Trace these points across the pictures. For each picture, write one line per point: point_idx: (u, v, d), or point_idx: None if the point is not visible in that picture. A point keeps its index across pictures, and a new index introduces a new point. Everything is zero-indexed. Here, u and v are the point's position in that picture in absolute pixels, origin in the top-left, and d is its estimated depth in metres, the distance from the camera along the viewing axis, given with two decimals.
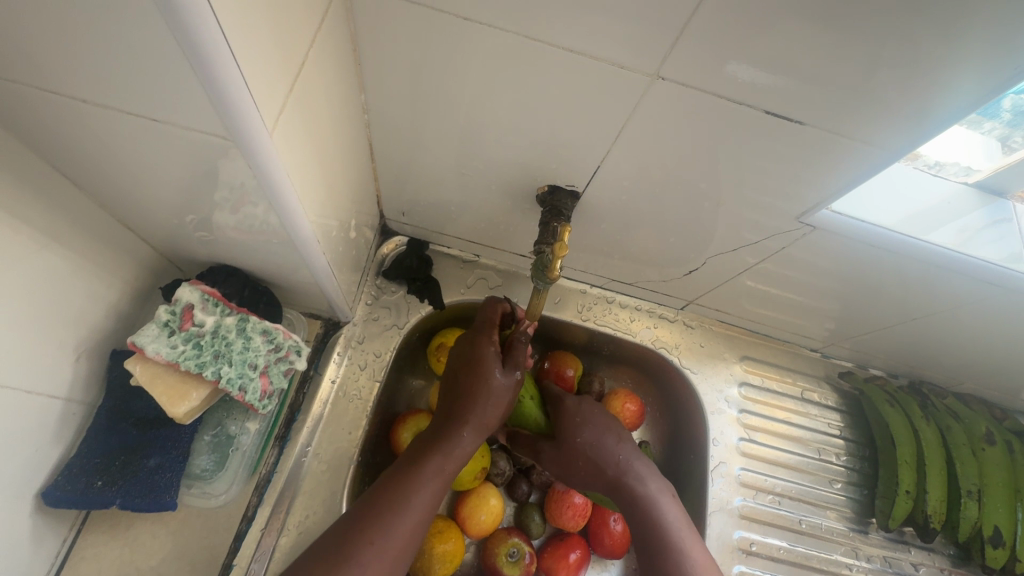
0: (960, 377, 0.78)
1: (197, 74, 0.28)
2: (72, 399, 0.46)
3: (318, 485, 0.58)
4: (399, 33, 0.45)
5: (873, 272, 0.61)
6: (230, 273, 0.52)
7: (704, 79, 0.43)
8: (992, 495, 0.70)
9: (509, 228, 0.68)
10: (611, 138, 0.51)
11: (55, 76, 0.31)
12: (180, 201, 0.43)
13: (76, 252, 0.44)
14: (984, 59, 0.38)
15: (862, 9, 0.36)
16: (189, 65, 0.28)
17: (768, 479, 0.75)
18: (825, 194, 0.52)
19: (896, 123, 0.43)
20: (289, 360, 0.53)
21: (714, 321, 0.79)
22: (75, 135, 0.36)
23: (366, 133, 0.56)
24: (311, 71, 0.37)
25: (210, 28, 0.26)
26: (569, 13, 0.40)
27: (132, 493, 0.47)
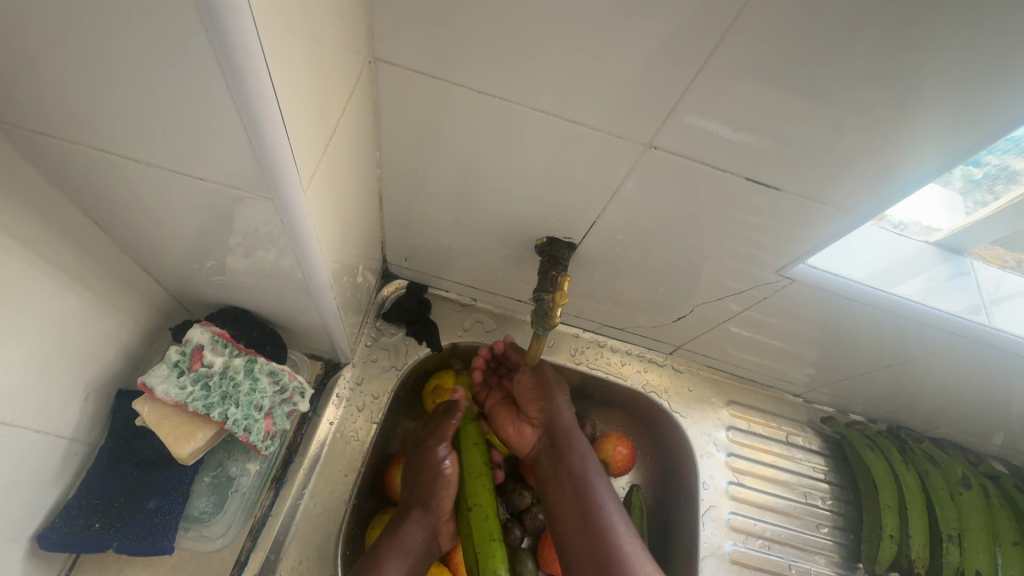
0: (935, 423, 0.81)
1: (249, 140, 0.31)
2: (76, 439, 0.46)
3: (312, 529, 0.58)
4: (415, 99, 0.49)
5: (849, 322, 0.65)
6: (239, 315, 0.54)
7: (691, 146, 0.48)
8: (972, 540, 0.72)
9: (507, 274, 0.71)
10: (606, 195, 0.55)
11: (107, 136, 0.34)
12: (204, 248, 0.45)
13: (96, 293, 0.46)
14: (935, 139, 0.43)
15: (827, 92, 0.41)
16: (244, 133, 0.31)
17: (757, 523, 0.76)
18: (801, 250, 0.56)
19: (862, 189, 0.48)
20: (292, 402, 0.54)
21: (701, 366, 0.82)
22: (114, 186, 0.39)
23: (377, 185, 0.60)
24: (340, 134, 0.41)
25: (272, 113, 0.29)
26: (571, 88, 0.45)
27: (129, 535, 0.46)
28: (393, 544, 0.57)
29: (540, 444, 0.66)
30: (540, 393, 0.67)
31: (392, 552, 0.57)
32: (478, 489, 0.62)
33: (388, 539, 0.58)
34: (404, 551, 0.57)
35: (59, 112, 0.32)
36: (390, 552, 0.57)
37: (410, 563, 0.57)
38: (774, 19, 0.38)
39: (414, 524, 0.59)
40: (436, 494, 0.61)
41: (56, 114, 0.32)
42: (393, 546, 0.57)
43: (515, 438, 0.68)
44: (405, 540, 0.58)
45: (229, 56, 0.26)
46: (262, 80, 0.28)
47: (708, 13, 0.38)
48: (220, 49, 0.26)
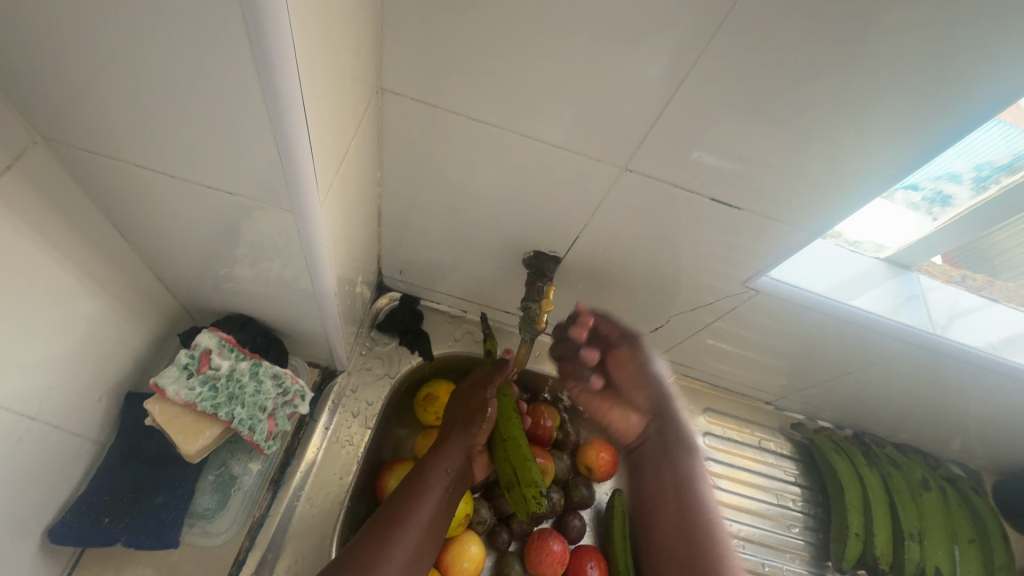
0: (896, 428, 0.87)
1: (280, 159, 0.35)
2: (87, 437, 0.49)
3: (308, 530, 0.61)
4: (416, 123, 0.54)
5: (812, 331, 0.70)
6: (244, 322, 0.57)
7: (663, 169, 0.54)
8: (931, 537, 0.77)
9: (497, 286, 0.75)
10: (588, 213, 0.60)
11: (144, 152, 0.37)
12: (218, 257, 0.49)
13: (114, 298, 0.49)
14: (876, 164, 0.49)
15: (779, 122, 0.48)
16: (277, 152, 0.35)
17: (733, 523, 0.80)
18: (765, 263, 0.62)
19: (816, 209, 0.54)
20: (293, 404, 0.58)
21: (679, 375, 0.87)
22: (142, 198, 0.42)
23: (377, 202, 0.64)
24: (350, 156, 0.45)
25: (304, 140, 0.34)
26: (557, 115, 0.51)
27: (137, 530, 0.49)
28: (437, 466, 0.62)
29: (647, 431, 0.72)
30: (641, 380, 0.72)
31: (436, 473, 0.61)
32: (517, 432, 0.64)
33: (431, 462, 0.63)
34: (445, 473, 0.62)
35: (103, 130, 0.36)
36: (435, 470, 0.61)
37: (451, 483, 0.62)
38: (732, 59, 0.44)
39: (454, 448, 0.64)
40: (477, 424, 0.66)
41: (100, 133, 0.36)
42: (437, 466, 0.62)
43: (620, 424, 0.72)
44: (446, 461, 0.63)
45: (274, 87, 0.31)
46: (299, 108, 0.32)
47: (676, 54, 0.44)
48: (266, 82, 0.30)
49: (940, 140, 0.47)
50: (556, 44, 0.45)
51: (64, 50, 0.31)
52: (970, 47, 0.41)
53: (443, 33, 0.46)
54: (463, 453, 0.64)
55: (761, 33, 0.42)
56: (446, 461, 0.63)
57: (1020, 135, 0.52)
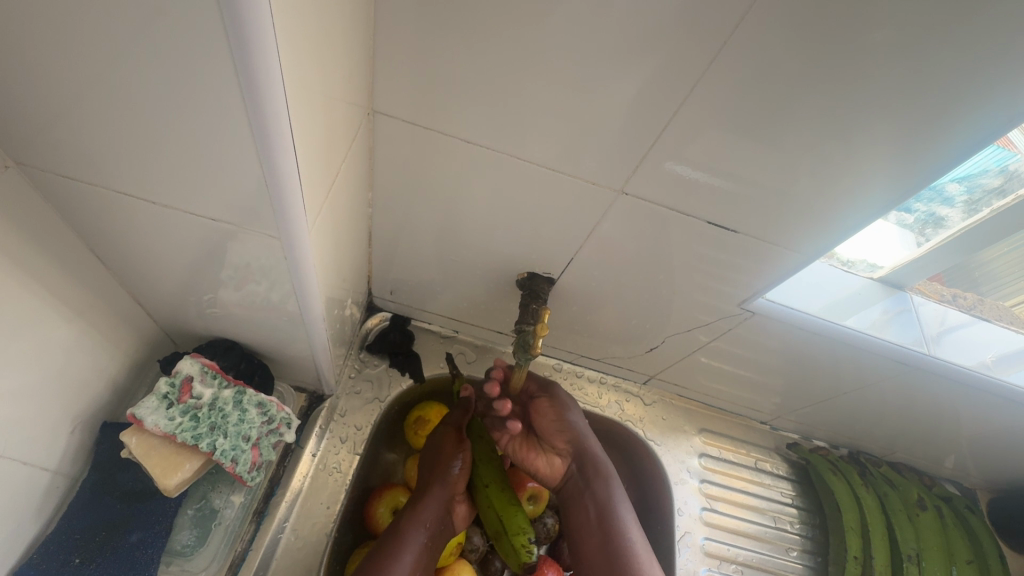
0: (892, 447, 0.86)
1: (268, 185, 0.34)
2: (59, 472, 0.46)
3: (293, 564, 0.58)
4: (408, 145, 0.53)
5: (809, 351, 0.70)
6: (228, 346, 0.55)
7: (658, 191, 0.53)
8: (930, 559, 0.76)
9: (489, 307, 0.74)
10: (583, 234, 0.59)
11: (125, 177, 0.36)
12: (201, 281, 0.47)
13: (90, 325, 0.47)
14: (871, 189, 0.49)
15: (775, 146, 0.47)
16: (264, 179, 0.34)
17: (730, 548, 0.78)
18: (760, 284, 0.61)
19: (812, 231, 0.54)
20: (279, 432, 0.56)
21: (673, 395, 0.86)
22: (122, 223, 0.41)
23: (367, 222, 0.63)
24: (341, 179, 0.44)
25: (291, 164, 0.33)
26: (551, 137, 0.50)
27: (110, 571, 0.46)
28: (416, 520, 0.60)
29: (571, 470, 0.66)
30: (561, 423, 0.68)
31: (415, 528, 0.59)
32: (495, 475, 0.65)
33: (409, 516, 0.61)
34: (425, 526, 0.60)
35: (81, 154, 0.35)
36: (412, 526, 0.59)
37: (432, 536, 0.60)
38: (728, 84, 0.43)
39: (433, 500, 0.62)
40: (451, 471, 0.65)
41: (78, 157, 0.35)
42: (415, 521, 0.60)
43: (545, 468, 0.68)
44: (426, 514, 0.61)
45: (261, 113, 0.29)
46: (287, 135, 0.31)
47: (672, 78, 0.44)
48: (253, 109, 0.29)
49: (933, 166, 0.47)
50: (552, 68, 0.45)
51: (41, 74, 0.30)
52: (963, 76, 0.41)
53: (438, 56, 0.45)
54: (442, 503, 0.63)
55: (758, 58, 0.41)
56: (426, 513, 0.61)
57: (1009, 157, 0.53)
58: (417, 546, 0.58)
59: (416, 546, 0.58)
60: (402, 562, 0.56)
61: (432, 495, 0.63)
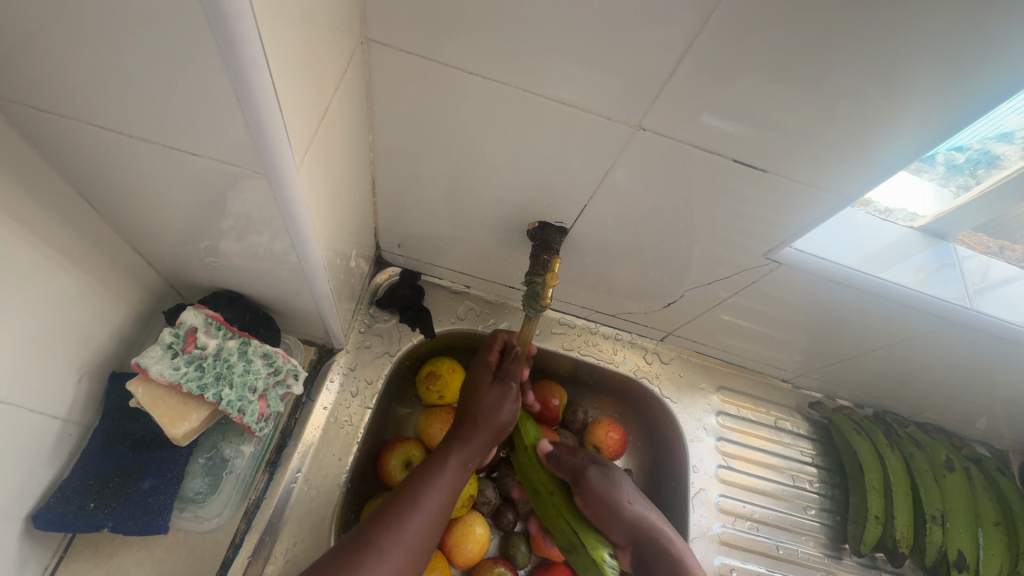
0: (920, 408, 0.83)
1: (243, 112, 0.31)
2: (70, 420, 0.47)
3: (306, 513, 0.59)
4: (408, 83, 0.50)
5: (840, 304, 0.66)
6: (233, 297, 0.54)
7: (678, 129, 0.49)
8: (954, 519, 0.74)
9: (500, 260, 0.71)
10: (597, 180, 0.56)
11: (101, 111, 0.34)
12: (196, 229, 0.45)
13: (88, 274, 0.46)
14: (915, 123, 0.44)
15: (811, 75, 0.42)
16: (237, 104, 0.31)
17: (746, 505, 0.77)
18: (789, 234, 0.57)
19: (847, 174, 0.49)
20: (286, 384, 0.55)
21: (691, 352, 0.83)
22: (107, 165, 0.39)
23: (370, 169, 0.60)
24: (333, 114, 0.41)
25: (267, 89, 0.30)
26: (561, 70, 0.46)
27: (124, 515, 0.47)
28: (457, 457, 0.59)
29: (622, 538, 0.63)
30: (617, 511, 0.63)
31: (456, 462, 0.59)
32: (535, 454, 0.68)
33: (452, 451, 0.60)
34: (463, 465, 0.60)
35: (50, 85, 0.32)
36: (452, 462, 0.59)
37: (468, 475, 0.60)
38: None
39: (481, 442, 0.61)
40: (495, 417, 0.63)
41: (48, 89, 0.32)
42: (455, 457, 0.59)
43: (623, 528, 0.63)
44: (468, 454, 0.60)
45: (220, 17, 0.26)
46: (257, 49, 0.28)
47: None
48: (217, 21, 0.26)
49: (996, 92, 0.41)
50: None
51: None
52: None
53: None
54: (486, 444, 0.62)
55: None
56: (468, 453, 0.60)
57: None
58: (455, 479, 0.58)
59: (451, 480, 0.58)
60: (431, 499, 0.55)
61: (473, 435, 0.61)
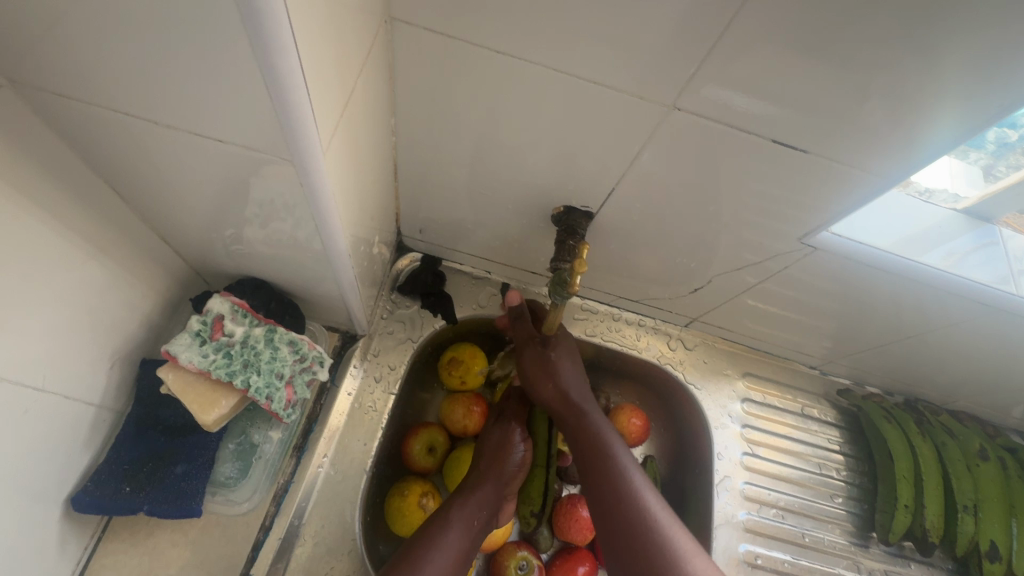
0: (953, 395, 0.81)
1: (269, 93, 0.30)
2: (104, 406, 0.48)
3: (333, 496, 0.60)
4: (431, 63, 0.48)
5: (875, 290, 0.63)
6: (258, 285, 0.54)
7: (712, 109, 0.47)
8: (988, 510, 0.72)
9: (522, 245, 0.70)
10: (625, 163, 0.54)
11: (124, 97, 0.33)
12: (221, 217, 0.45)
13: (116, 262, 0.46)
14: (969, 96, 0.42)
15: (858, 48, 0.40)
16: (263, 85, 0.30)
17: (770, 493, 0.76)
18: (826, 218, 0.55)
19: (891, 153, 0.47)
20: (312, 370, 0.55)
21: (716, 338, 0.82)
22: (132, 153, 0.38)
23: (392, 153, 0.59)
24: (357, 97, 0.40)
25: (295, 73, 0.29)
26: (590, 48, 0.44)
27: (159, 499, 0.48)
28: (461, 512, 0.58)
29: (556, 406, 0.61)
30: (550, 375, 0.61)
31: (460, 519, 0.57)
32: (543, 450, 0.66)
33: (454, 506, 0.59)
34: (468, 521, 0.58)
35: (74, 72, 0.32)
36: (458, 517, 0.58)
37: (474, 533, 0.58)
38: None
39: (488, 498, 0.60)
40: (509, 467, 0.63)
41: (73, 76, 0.32)
42: (461, 513, 0.58)
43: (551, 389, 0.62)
44: (474, 509, 0.59)
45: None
46: (283, 27, 0.27)
47: None
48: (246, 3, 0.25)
49: None
50: None
51: None
52: None
53: None
54: (491, 500, 0.61)
55: None
56: (474, 508, 0.59)
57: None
58: (462, 537, 0.57)
59: (457, 540, 0.56)
60: (443, 550, 0.54)
61: (479, 490, 0.60)
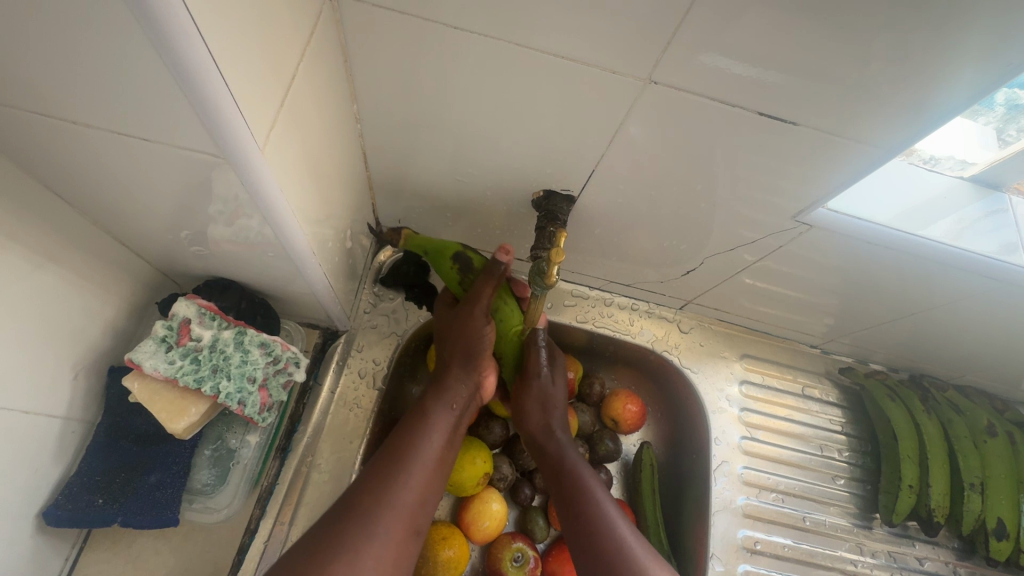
0: (960, 370, 0.78)
1: (179, 86, 0.27)
2: (71, 417, 0.46)
3: (319, 497, 0.58)
4: (390, 42, 0.45)
5: (874, 267, 0.60)
6: (226, 285, 0.52)
7: (694, 82, 0.43)
8: (995, 487, 0.70)
9: (506, 232, 0.67)
10: (604, 143, 0.51)
11: (40, 97, 0.30)
12: (175, 218, 0.43)
13: (71, 270, 0.44)
14: (975, 52, 0.38)
15: (851, 7, 0.36)
16: (171, 77, 0.27)
17: (770, 476, 0.74)
18: (820, 194, 0.52)
19: (889, 121, 0.43)
20: (287, 372, 0.54)
21: (713, 320, 0.79)
22: (67, 155, 0.36)
23: (360, 141, 0.56)
24: (301, 83, 0.37)
25: (203, 58, 0.26)
26: (559, 19, 0.41)
27: (134, 509, 0.47)
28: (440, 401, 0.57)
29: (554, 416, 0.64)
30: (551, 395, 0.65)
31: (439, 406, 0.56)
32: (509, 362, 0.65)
33: (431, 399, 0.57)
34: (450, 405, 0.57)
35: None
36: (438, 406, 0.56)
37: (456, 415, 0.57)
38: None
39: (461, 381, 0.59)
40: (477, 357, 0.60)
41: None
42: (440, 402, 0.57)
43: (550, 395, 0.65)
44: (451, 395, 0.58)
45: None
46: (178, 8, 0.24)
47: None
48: None
49: None
50: None
51: None
52: None
53: None
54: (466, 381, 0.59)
55: None
56: (451, 395, 0.58)
57: None
58: (444, 425, 0.55)
59: (441, 428, 0.55)
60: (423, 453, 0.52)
61: (450, 381, 0.58)
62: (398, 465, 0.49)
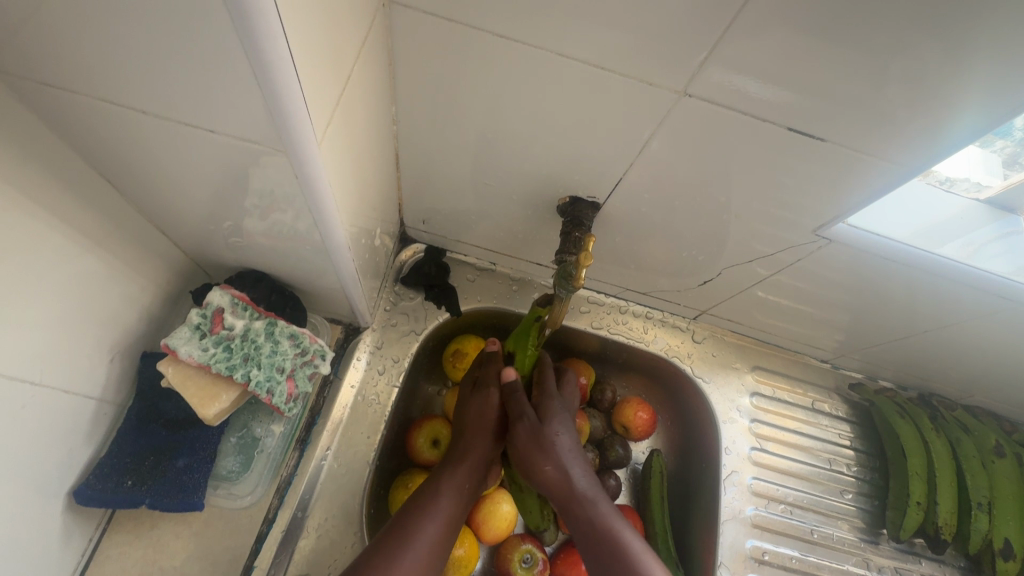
0: (969, 390, 0.78)
1: (253, 76, 0.29)
2: (104, 399, 0.47)
3: (336, 489, 0.59)
4: (431, 47, 0.47)
5: (889, 284, 0.62)
6: (258, 277, 0.54)
7: (724, 96, 0.45)
8: (1002, 507, 0.70)
9: (528, 237, 0.69)
10: (632, 153, 0.52)
11: (112, 87, 0.32)
12: (217, 209, 0.44)
13: (113, 255, 0.45)
14: (1000, 78, 0.39)
15: (876, 30, 0.38)
16: (247, 67, 0.28)
17: (779, 488, 0.75)
18: (840, 209, 0.53)
19: (911, 142, 0.45)
20: (313, 364, 0.55)
21: (726, 331, 0.80)
22: (126, 144, 0.37)
23: (393, 142, 0.58)
24: (353, 84, 0.39)
25: (282, 57, 0.28)
26: (595, 31, 0.42)
27: (160, 492, 0.49)
28: (451, 480, 0.58)
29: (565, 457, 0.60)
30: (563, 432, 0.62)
31: (450, 489, 0.58)
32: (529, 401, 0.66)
33: (444, 477, 0.59)
34: (459, 488, 0.58)
35: (59, 61, 0.30)
36: (447, 487, 0.58)
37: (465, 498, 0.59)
38: None
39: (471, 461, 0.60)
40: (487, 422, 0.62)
41: (58, 66, 0.31)
42: (450, 483, 0.58)
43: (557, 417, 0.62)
44: (461, 476, 0.59)
45: None
46: (266, 3, 0.26)
47: None
48: None
49: None
50: None
51: None
52: None
53: None
54: (478, 468, 0.61)
55: None
56: (463, 474, 0.59)
57: None
58: (452, 504, 0.57)
59: (446, 510, 0.56)
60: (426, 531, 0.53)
61: (463, 460, 0.60)
62: (402, 545, 0.51)
